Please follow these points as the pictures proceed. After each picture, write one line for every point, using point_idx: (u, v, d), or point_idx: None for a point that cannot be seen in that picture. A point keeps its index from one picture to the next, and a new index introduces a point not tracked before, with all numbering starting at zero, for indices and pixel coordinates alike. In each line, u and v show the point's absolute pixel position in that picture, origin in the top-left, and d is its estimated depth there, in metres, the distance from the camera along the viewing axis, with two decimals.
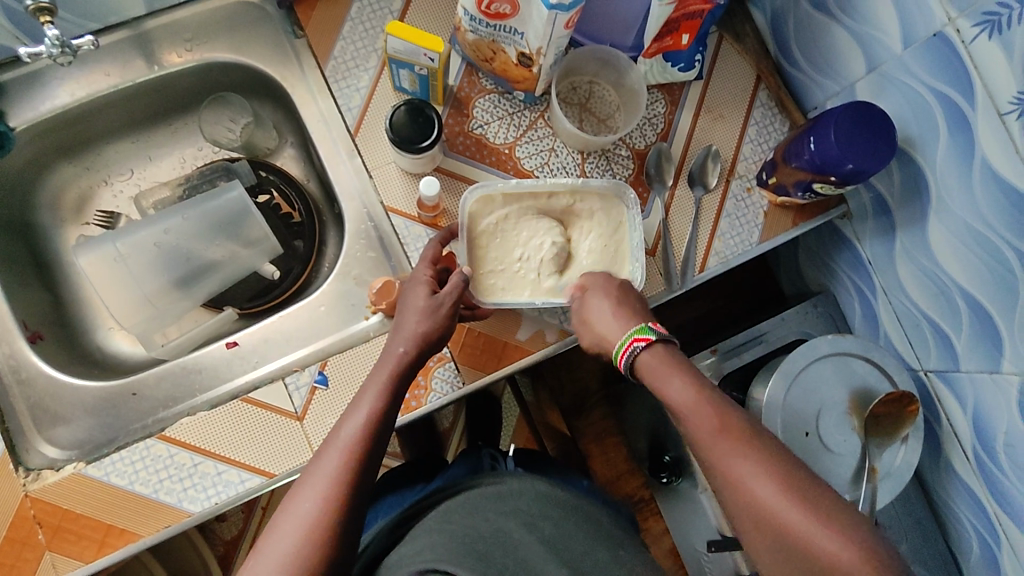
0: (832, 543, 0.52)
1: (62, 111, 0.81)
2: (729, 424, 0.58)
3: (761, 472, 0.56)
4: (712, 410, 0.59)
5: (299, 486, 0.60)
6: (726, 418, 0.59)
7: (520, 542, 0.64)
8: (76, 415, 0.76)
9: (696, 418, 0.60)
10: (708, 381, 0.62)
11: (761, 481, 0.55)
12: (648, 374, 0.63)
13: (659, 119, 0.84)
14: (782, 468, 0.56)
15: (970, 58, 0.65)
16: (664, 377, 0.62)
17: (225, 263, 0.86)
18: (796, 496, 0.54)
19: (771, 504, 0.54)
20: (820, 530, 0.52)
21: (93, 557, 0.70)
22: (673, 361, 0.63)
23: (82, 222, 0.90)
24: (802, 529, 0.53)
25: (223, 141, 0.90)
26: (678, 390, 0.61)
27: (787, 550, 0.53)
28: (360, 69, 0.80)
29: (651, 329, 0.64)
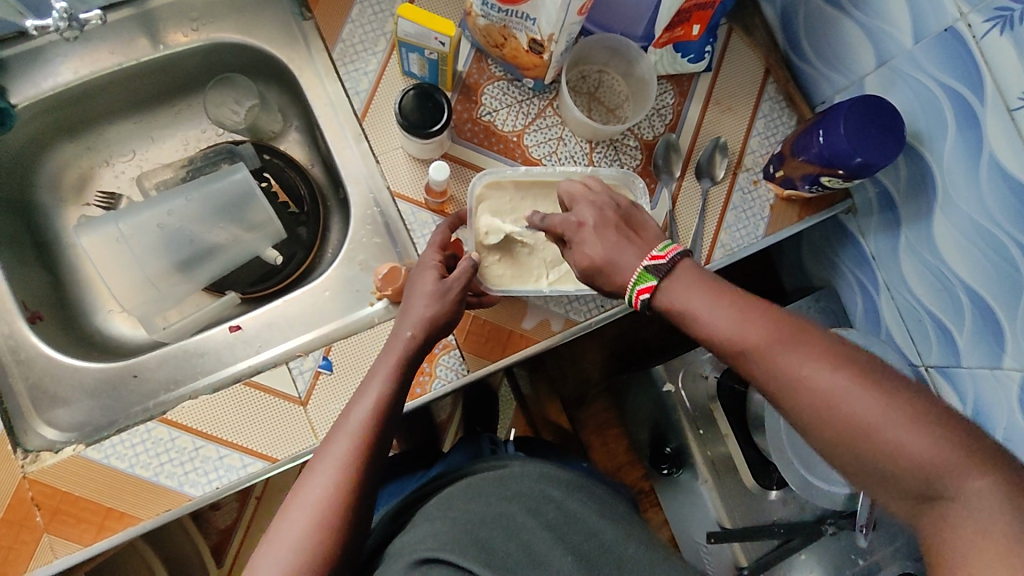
0: (916, 432, 0.47)
1: (64, 89, 0.80)
2: (778, 327, 0.53)
3: (824, 367, 0.51)
4: (754, 318, 0.54)
5: (308, 471, 0.59)
6: (771, 322, 0.54)
7: (523, 527, 0.63)
8: (76, 396, 0.75)
9: (739, 333, 0.54)
10: (737, 291, 0.57)
11: (828, 378, 0.50)
12: (673, 303, 0.57)
13: (668, 110, 0.84)
14: (844, 361, 0.51)
15: (981, 53, 0.65)
16: (693, 298, 0.56)
17: (228, 246, 0.85)
18: (869, 386, 0.49)
19: (844, 401, 0.49)
20: (901, 420, 0.48)
21: (92, 540, 0.69)
22: (696, 278, 0.57)
23: (83, 202, 0.89)
24: (882, 424, 0.48)
25: (227, 123, 0.89)
26: (707, 311, 0.55)
27: (868, 451, 0.49)
28: (368, 52, 0.79)
29: (649, 274, 0.58)
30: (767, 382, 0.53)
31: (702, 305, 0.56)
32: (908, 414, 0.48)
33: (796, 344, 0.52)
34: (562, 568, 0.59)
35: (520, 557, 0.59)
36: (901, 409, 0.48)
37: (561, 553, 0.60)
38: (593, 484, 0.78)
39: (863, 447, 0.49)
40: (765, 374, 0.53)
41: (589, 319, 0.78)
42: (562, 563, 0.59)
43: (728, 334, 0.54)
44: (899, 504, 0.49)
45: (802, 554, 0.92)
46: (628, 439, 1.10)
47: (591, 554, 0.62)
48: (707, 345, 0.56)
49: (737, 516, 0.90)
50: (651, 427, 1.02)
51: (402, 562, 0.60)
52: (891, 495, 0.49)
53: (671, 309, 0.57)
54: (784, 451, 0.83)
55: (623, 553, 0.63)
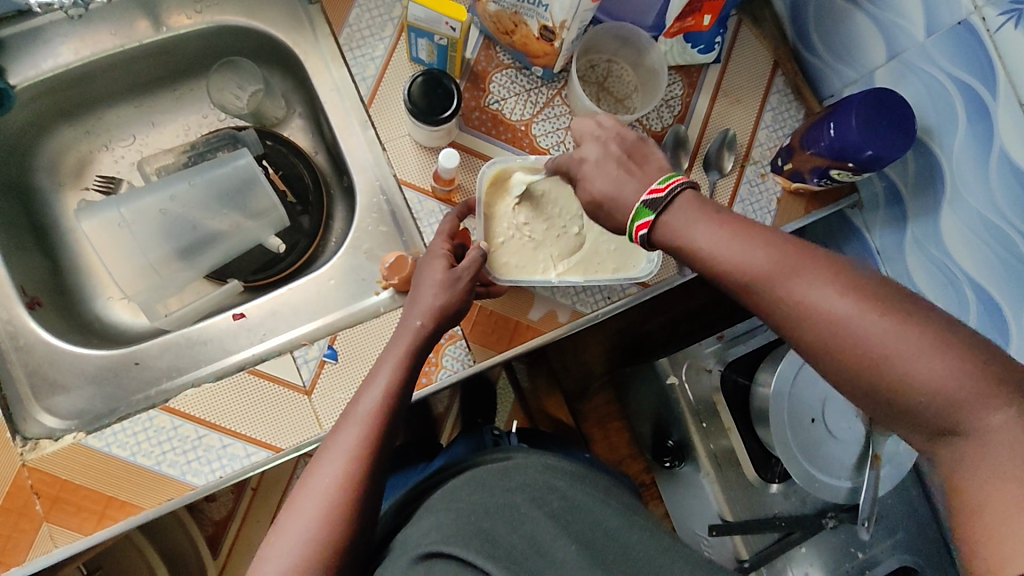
0: (927, 354, 0.45)
1: (64, 70, 0.78)
2: (783, 251, 0.52)
3: (832, 290, 0.49)
4: (757, 243, 0.53)
5: (318, 461, 0.59)
6: (774, 247, 0.52)
7: (527, 517, 0.62)
8: (76, 383, 0.74)
9: (740, 260, 0.53)
10: (741, 218, 0.55)
11: (835, 301, 0.48)
12: (672, 233, 0.56)
13: (676, 101, 0.84)
14: (854, 283, 0.49)
15: (994, 48, 0.66)
16: (694, 227, 0.55)
17: (230, 233, 0.84)
18: (879, 308, 0.47)
19: (851, 325, 0.47)
20: (912, 343, 0.45)
21: (92, 529, 0.68)
22: (697, 206, 0.56)
23: (82, 187, 0.87)
24: (890, 347, 0.46)
25: (230, 108, 0.88)
26: (707, 239, 0.54)
27: (877, 376, 0.47)
28: (375, 37, 0.78)
29: (645, 208, 0.57)
30: (771, 309, 0.51)
31: (702, 233, 0.54)
32: (919, 335, 0.45)
33: (801, 268, 0.50)
34: (568, 560, 0.57)
35: (524, 548, 0.58)
36: (912, 331, 0.46)
37: (566, 543, 0.59)
38: (598, 475, 0.77)
39: (872, 372, 0.47)
40: (769, 301, 0.51)
41: (595, 310, 0.78)
42: (567, 554, 0.58)
43: (729, 261, 0.53)
44: (915, 433, 0.47)
45: (802, 547, 0.93)
46: (630, 432, 1.10)
47: (598, 545, 0.60)
48: (709, 275, 0.55)
49: (739, 509, 0.90)
50: (653, 420, 1.01)
51: (407, 557, 0.58)
52: (905, 423, 0.47)
53: (671, 240, 0.56)
54: (787, 445, 0.83)
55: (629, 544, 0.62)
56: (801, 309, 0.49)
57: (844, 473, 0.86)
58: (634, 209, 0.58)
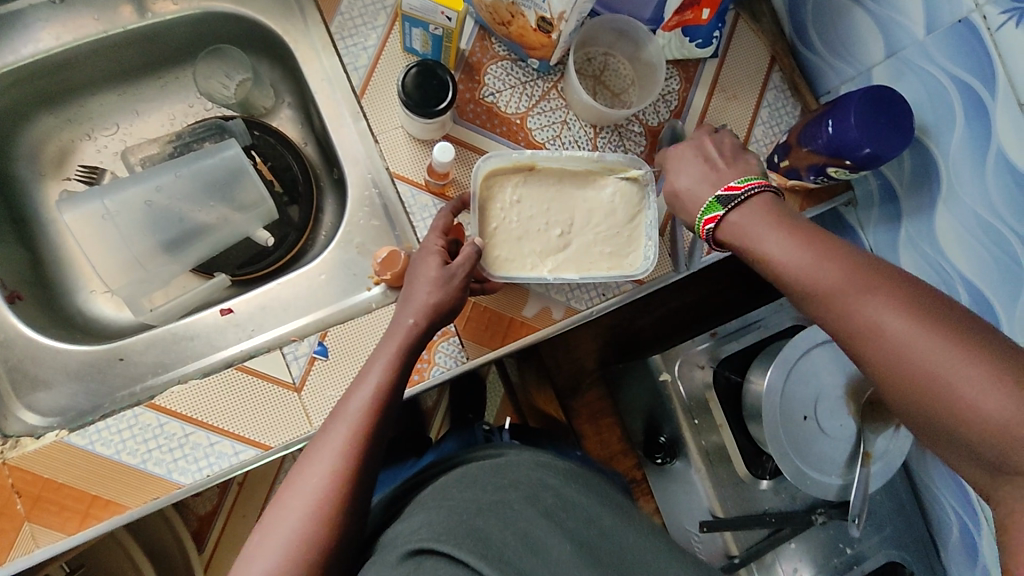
0: (981, 384, 0.46)
1: (44, 56, 0.76)
2: (850, 263, 0.54)
3: (894, 311, 0.51)
4: (824, 253, 0.56)
5: (306, 459, 0.57)
6: (839, 259, 0.55)
7: (520, 514, 0.60)
8: (58, 380, 0.73)
9: (807, 270, 0.56)
10: (816, 230, 0.59)
11: (893, 315, 0.50)
12: (741, 236, 0.61)
13: (673, 96, 0.82)
14: (915, 301, 0.51)
15: (995, 47, 0.65)
16: (767, 238, 0.59)
17: (218, 226, 0.82)
18: (935, 327, 0.49)
19: (905, 339, 0.49)
20: (964, 363, 0.47)
21: (75, 529, 0.66)
22: (768, 215, 0.60)
23: (63, 176, 0.85)
24: (940, 364, 0.47)
25: (218, 97, 0.86)
26: (776, 249, 0.58)
27: (925, 392, 0.48)
28: (368, 26, 0.76)
29: (716, 203, 0.63)
30: (836, 324, 0.54)
31: (771, 239, 0.59)
32: (972, 356, 0.47)
33: (863, 281, 0.53)
34: (563, 558, 0.56)
35: (518, 546, 0.56)
36: (964, 350, 0.47)
37: (560, 541, 0.58)
38: (591, 472, 0.77)
39: (920, 387, 0.48)
40: (829, 308, 0.54)
41: (590, 308, 0.77)
42: (561, 552, 0.57)
43: (795, 271, 0.57)
44: (966, 462, 0.48)
45: (792, 543, 0.92)
46: (622, 428, 1.08)
47: (592, 541, 0.59)
48: (777, 281, 0.59)
49: (729, 505, 0.91)
50: (644, 416, 1.01)
51: (394, 555, 0.57)
52: (952, 443, 0.48)
53: (740, 242, 0.61)
54: (779, 442, 0.82)
55: (623, 542, 0.61)
56: (857, 319, 0.52)
57: (836, 470, 0.86)
58: (709, 201, 0.64)
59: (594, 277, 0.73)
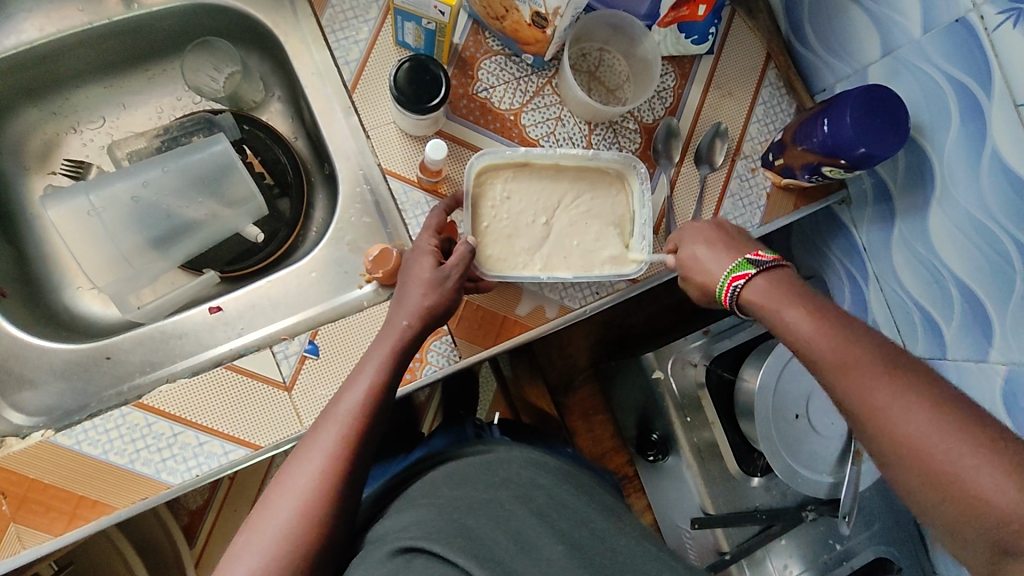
0: (997, 476, 0.45)
1: (28, 48, 0.74)
2: (872, 351, 0.53)
3: (911, 397, 0.50)
4: (847, 336, 0.55)
5: (295, 459, 0.57)
6: (863, 345, 0.54)
7: (512, 515, 0.60)
8: (44, 378, 0.72)
9: (825, 346, 0.55)
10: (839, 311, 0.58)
11: (907, 402, 0.50)
12: (764, 308, 0.60)
13: (668, 93, 0.82)
14: (935, 395, 0.50)
15: (992, 47, 0.64)
16: (787, 309, 0.59)
17: (207, 223, 0.80)
18: (952, 419, 0.48)
19: (923, 433, 0.49)
20: (982, 464, 0.46)
21: (63, 529, 0.66)
22: (791, 292, 0.60)
23: (47, 171, 0.83)
24: (958, 461, 0.47)
25: (206, 91, 0.84)
26: (799, 321, 0.57)
27: (940, 488, 0.47)
28: (359, 19, 0.75)
29: (744, 264, 0.63)
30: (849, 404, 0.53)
31: (795, 316, 0.58)
32: (991, 458, 0.46)
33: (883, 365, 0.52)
34: (554, 558, 0.56)
35: (510, 546, 0.57)
36: (983, 451, 0.46)
37: (552, 541, 0.58)
38: (582, 471, 0.76)
39: (934, 481, 0.48)
40: (846, 392, 0.53)
41: (584, 306, 0.77)
42: (553, 553, 0.57)
43: (813, 344, 0.56)
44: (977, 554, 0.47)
45: (782, 539, 0.93)
46: (614, 425, 1.08)
47: (584, 542, 0.59)
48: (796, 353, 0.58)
49: (719, 503, 0.91)
50: (636, 413, 1.01)
51: (383, 551, 0.57)
52: (959, 538, 0.47)
53: (762, 313, 0.61)
54: (771, 440, 0.82)
55: (615, 541, 0.61)
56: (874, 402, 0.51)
57: (826, 468, 0.86)
58: (738, 262, 0.64)
59: (589, 276, 0.72)
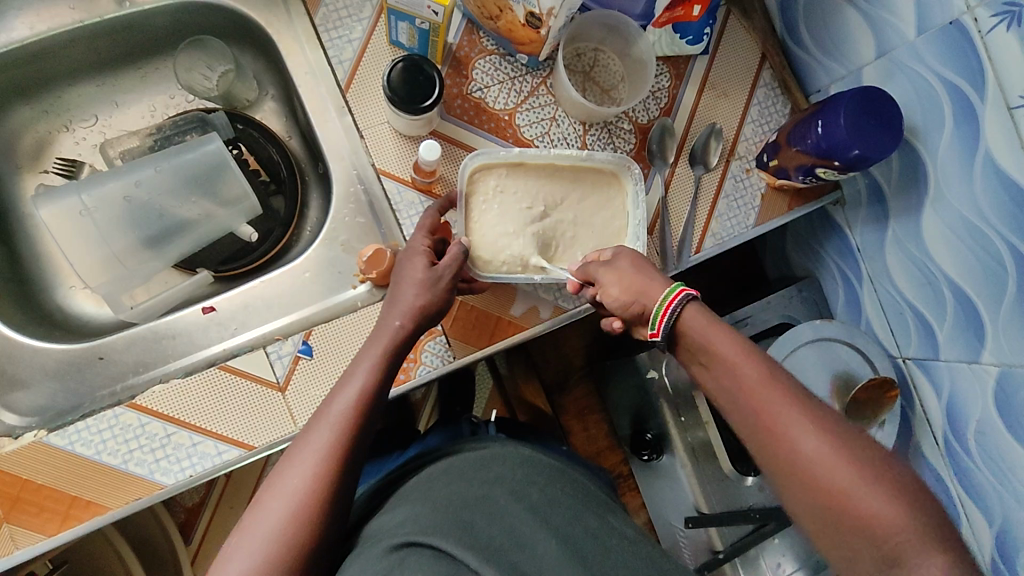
0: (884, 498, 0.46)
1: (19, 46, 0.74)
2: (782, 382, 0.53)
3: (808, 423, 0.50)
4: (762, 366, 0.54)
5: (287, 461, 0.57)
6: (776, 376, 0.53)
7: (506, 510, 0.60)
8: (37, 378, 0.72)
9: (737, 367, 0.54)
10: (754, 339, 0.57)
11: (806, 427, 0.50)
12: (687, 333, 0.58)
13: (663, 93, 0.82)
14: (834, 426, 0.50)
15: (985, 49, 0.64)
16: (704, 329, 0.57)
17: (200, 222, 0.80)
18: (844, 443, 0.49)
19: (822, 461, 0.49)
20: (878, 495, 0.46)
21: (56, 530, 0.66)
22: (713, 317, 0.58)
23: (40, 169, 0.83)
24: (855, 492, 0.47)
25: (199, 90, 0.84)
26: (721, 344, 0.55)
27: (836, 517, 0.48)
28: (353, 18, 0.75)
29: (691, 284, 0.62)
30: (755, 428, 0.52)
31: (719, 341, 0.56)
32: (883, 488, 0.47)
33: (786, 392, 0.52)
34: (548, 555, 0.56)
35: (504, 541, 0.57)
36: (879, 483, 0.47)
37: (546, 537, 0.58)
38: (576, 468, 0.76)
39: (829, 510, 0.48)
40: (755, 421, 0.52)
41: (578, 306, 0.77)
42: (547, 548, 0.57)
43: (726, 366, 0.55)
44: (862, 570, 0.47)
45: (775, 538, 0.93)
46: (608, 424, 1.08)
47: (579, 540, 0.59)
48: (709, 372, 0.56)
49: (714, 501, 0.91)
50: (631, 412, 1.01)
51: (380, 547, 0.56)
52: (849, 558, 0.48)
53: (686, 336, 0.58)
54: None
55: (607, 537, 0.61)
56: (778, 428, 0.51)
57: None
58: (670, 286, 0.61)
59: (583, 278, 0.72)
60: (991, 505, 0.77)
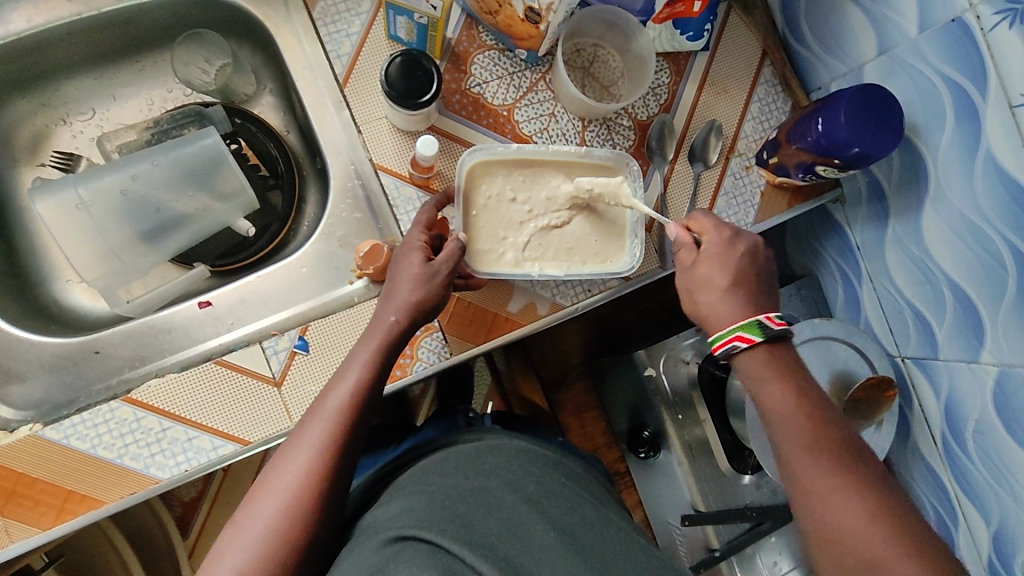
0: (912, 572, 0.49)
1: (16, 38, 0.73)
2: (832, 445, 0.57)
3: (852, 494, 0.54)
4: (812, 426, 0.58)
5: (281, 456, 0.57)
6: (825, 438, 0.57)
7: (503, 501, 0.60)
8: (32, 372, 0.72)
9: (789, 426, 0.58)
10: (818, 398, 0.61)
11: (848, 496, 0.54)
12: (749, 380, 0.62)
13: (663, 89, 0.81)
14: (880, 501, 0.53)
15: (988, 47, 0.63)
16: (764, 379, 0.61)
17: (197, 216, 0.80)
18: (882, 518, 0.52)
19: (858, 530, 0.52)
20: (904, 563, 0.50)
21: (50, 524, 0.65)
22: (779, 367, 0.62)
23: (38, 162, 0.83)
24: (881, 557, 0.51)
25: (197, 83, 0.83)
26: (776, 397, 0.60)
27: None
28: (351, 13, 0.75)
29: (756, 329, 0.62)
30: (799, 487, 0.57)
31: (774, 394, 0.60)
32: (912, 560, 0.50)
33: (835, 459, 0.56)
34: (545, 546, 0.56)
35: (501, 533, 0.56)
36: (907, 554, 0.50)
37: (544, 528, 0.57)
38: (574, 461, 0.76)
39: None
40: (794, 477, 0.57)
41: (574, 304, 0.76)
42: (544, 540, 0.56)
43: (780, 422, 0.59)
44: None
45: (772, 536, 0.93)
46: (605, 421, 1.09)
47: (577, 532, 0.59)
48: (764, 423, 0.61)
49: (711, 499, 0.91)
50: (628, 409, 1.01)
51: (377, 541, 0.56)
52: None
53: (745, 382, 0.63)
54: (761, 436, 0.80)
55: (604, 530, 0.61)
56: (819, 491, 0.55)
57: None
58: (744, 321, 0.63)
59: (579, 275, 0.72)
60: (988, 504, 0.77)
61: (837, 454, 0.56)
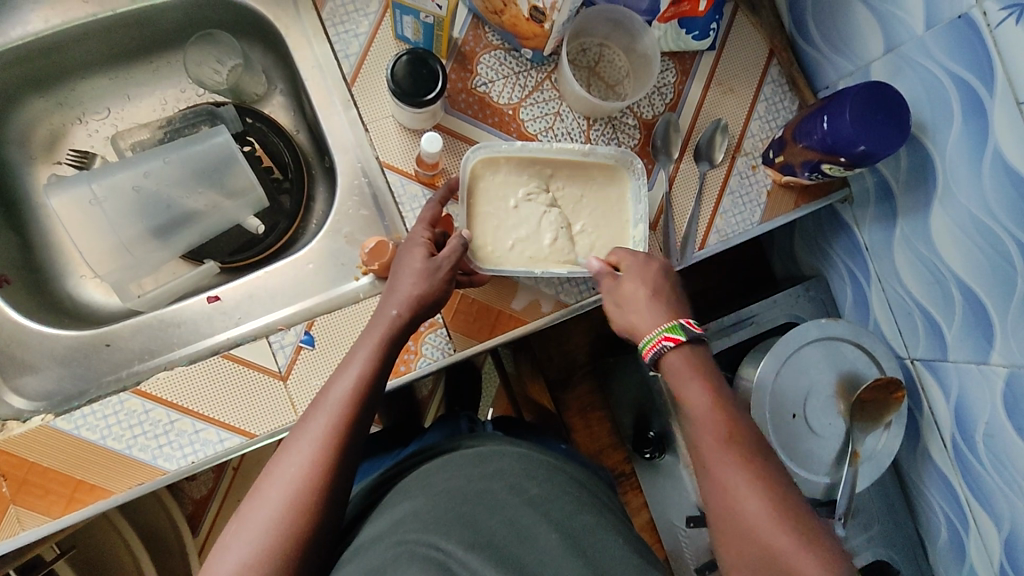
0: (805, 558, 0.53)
1: (34, 39, 0.75)
2: (741, 440, 0.59)
3: (753, 489, 0.56)
4: (726, 423, 0.60)
5: (287, 449, 0.57)
6: (735, 429, 0.60)
7: (507, 503, 0.59)
8: (45, 363, 0.74)
9: (703, 419, 0.60)
10: (735, 401, 0.62)
11: (750, 492, 0.56)
12: (678, 381, 0.62)
13: (669, 89, 0.82)
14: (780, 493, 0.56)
15: (994, 43, 0.63)
16: (687, 376, 0.62)
17: (208, 213, 0.82)
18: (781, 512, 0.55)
19: (759, 522, 0.55)
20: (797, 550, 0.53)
21: (61, 513, 0.67)
22: (699, 366, 0.63)
23: (54, 160, 0.85)
24: (783, 547, 0.53)
25: (209, 84, 0.85)
26: (701, 397, 0.61)
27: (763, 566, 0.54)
28: (360, 13, 0.76)
29: (681, 328, 0.63)
30: (711, 481, 0.59)
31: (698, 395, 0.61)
32: (805, 547, 0.53)
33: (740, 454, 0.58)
34: (549, 547, 0.55)
35: (506, 534, 0.56)
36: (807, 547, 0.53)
37: (548, 530, 0.57)
38: (577, 463, 0.76)
39: (761, 563, 0.54)
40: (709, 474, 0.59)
41: (579, 302, 0.77)
42: (548, 541, 0.56)
43: (698, 418, 0.61)
44: None
45: None
46: (611, 422, 1.09)
47: (577, 528, 0.58)
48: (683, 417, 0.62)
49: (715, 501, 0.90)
50: (633, 409, 1.00)
51: (384, 544, 0.55)
52: None
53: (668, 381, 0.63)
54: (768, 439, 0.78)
55: (605, 523, 0.60)
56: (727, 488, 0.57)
57: (822, 470, 0.81)
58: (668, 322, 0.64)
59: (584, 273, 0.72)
60: (1000, 511, 0.76)
61: (746, 450, 0.58)
